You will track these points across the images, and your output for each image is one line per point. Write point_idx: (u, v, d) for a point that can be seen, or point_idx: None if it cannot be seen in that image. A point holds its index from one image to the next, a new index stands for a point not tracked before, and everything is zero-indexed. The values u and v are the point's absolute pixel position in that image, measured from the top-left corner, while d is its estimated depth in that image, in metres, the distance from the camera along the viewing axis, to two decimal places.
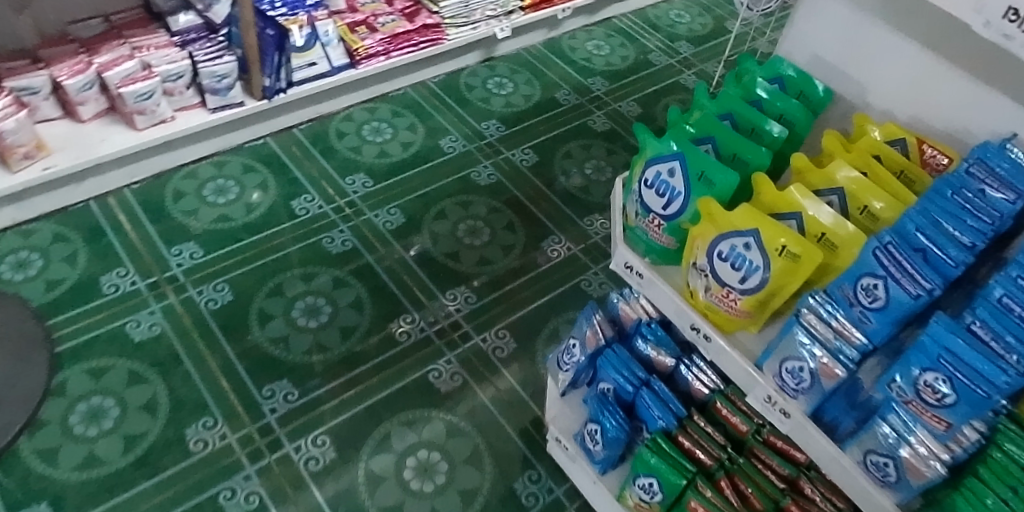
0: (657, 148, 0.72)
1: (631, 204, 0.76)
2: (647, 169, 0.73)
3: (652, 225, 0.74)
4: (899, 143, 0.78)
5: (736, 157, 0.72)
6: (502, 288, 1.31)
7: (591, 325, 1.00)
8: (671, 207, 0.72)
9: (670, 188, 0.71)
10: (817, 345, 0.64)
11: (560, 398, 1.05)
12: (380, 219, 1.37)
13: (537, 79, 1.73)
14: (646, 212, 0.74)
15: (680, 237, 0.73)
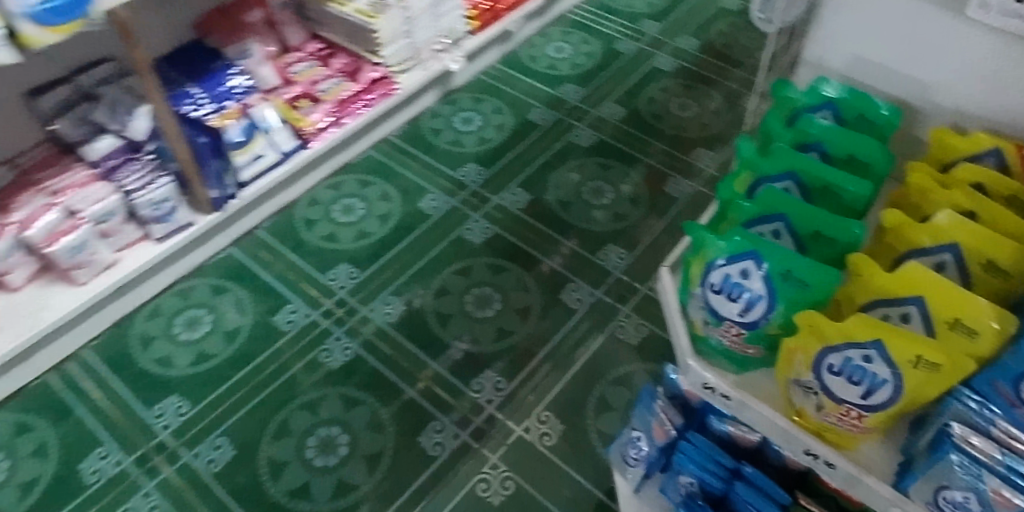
0: (721, 245, 0.57)
1: (692, 309, 0.61)
2: (711, 271, 0.57)
3: (728, 333, 0.58)
4: (993, 154, 0.60)
5: (818, 234, 0.58)
6: (531, 361, 1.17)
7: (655, 414, 0.85)
8: (753, 313, 0.56)
9: (745, 291, 0.56)
10: (984, 471, 0.49)
11: (634, 496, 0.92)
12: (376, 313, 1.23)
13: (505, 103, 1.57)
14: (717, 320, 0.58)
15: (765, 343, 0.58)
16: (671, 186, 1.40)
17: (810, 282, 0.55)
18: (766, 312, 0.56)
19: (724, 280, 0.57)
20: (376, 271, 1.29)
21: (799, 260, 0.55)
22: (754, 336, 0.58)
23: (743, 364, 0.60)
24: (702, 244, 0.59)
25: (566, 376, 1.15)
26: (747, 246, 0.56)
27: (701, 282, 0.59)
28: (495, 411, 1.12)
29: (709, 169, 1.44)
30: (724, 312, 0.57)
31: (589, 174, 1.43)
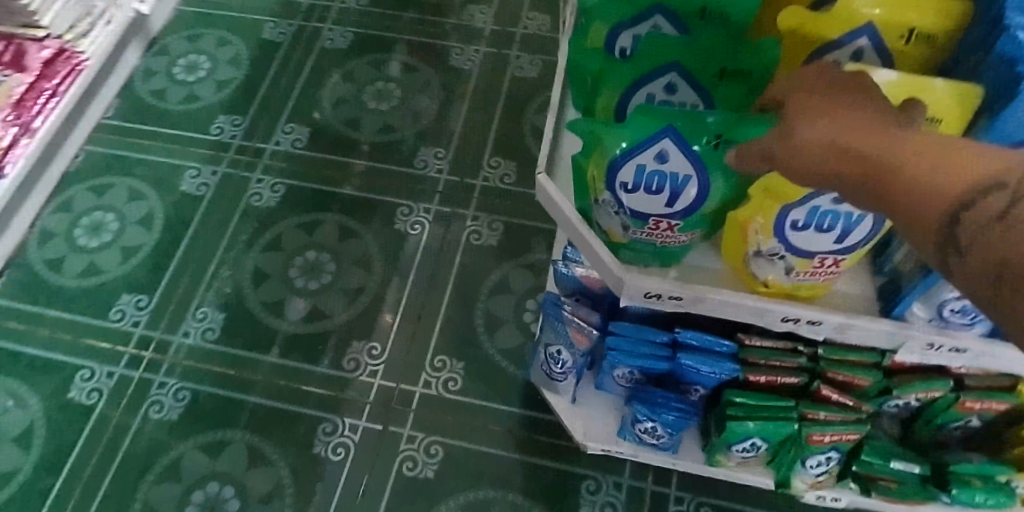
0: (621, 131, 0.44)
1: (605, 216, 0.49)
2: (618, 168, 0.45)
3: (655, 231, 0.48)
4: None
5: (722, 71, 0.47)
6: (397, 310, 1.02)
7: (568, 324, 0.75)
8: (683, 199, 0.46)
9: (666, 178, 0.45)
10: None
11: (574, 406, 0.83)
12: (193, 335, 1.00)
13: (230, 29, 1.27)
14: (641, 221, 0.47)
15: (704, 224, 0.48)
16: (455, 59, 1.22)
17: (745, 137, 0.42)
18: (699, 193, 0.45)
19: (638, 172, 0.45)
20: (170, 287, 1.04)
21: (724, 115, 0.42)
22: (691, 223, 0.47)
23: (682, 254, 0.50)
24: (593, 136, 0.46)
25: (442, 310, 1.02)
26: (655, 120, 0.43)
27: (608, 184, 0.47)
28: (384, 382, 0.97)
29: (488, 23, 1.26)
30: (646, 209, 0.46)
31: (364, 77, 1.21)
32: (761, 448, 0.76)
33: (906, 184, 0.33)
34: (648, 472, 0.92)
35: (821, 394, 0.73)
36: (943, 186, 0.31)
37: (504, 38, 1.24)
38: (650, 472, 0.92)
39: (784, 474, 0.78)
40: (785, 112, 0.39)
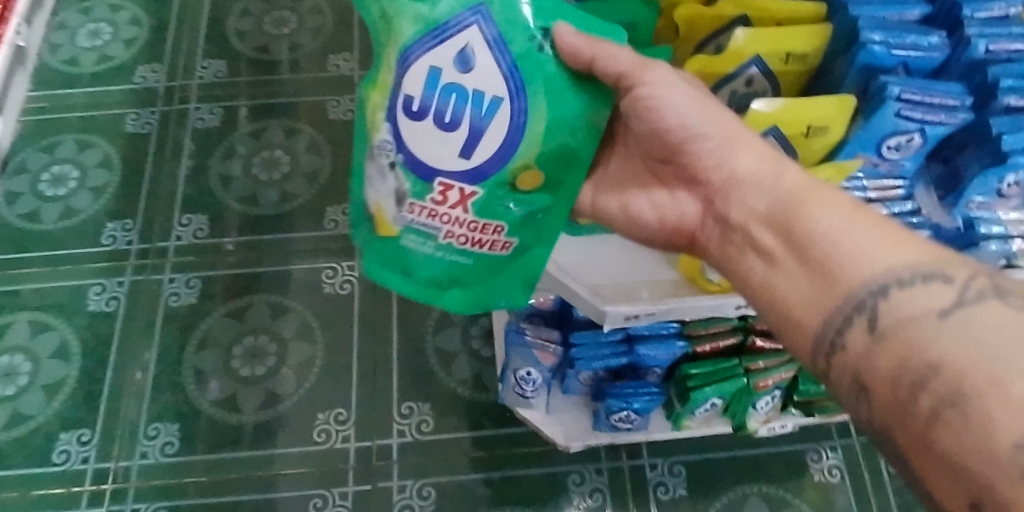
0: (416, 17, 0.45)
1: (390, 183, 0.50)
2: (407, 71, 0.46)
3: (432, 209, 0.49)
4: None
5: None
6: (351, 370, 1.04)
7: (534, 346, 0.82)
8: (473, 144, 0.46)
9: (463, 101, 0.46)
10: None
11: (549, 414, 0.91)
12: (151, 453, 0.98)
13: (88, 130, 1.20)
14: (421, 188, 0.49)
15: (507, 217, 0.50)
16: (332, 112, 1.23)
17: (565, 87, 0.46)
18: (503, 146, 0.46)
19: (431, 75, 0.45)
20: (111, 412, 1.00)
21: (544, 7, 0.45)
22: (488, 197, 0.48)
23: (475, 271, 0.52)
24: (385, 21, 0.47)
25: (394, 359, 1.05)
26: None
27: (395, 101, 0.47)
28: (359, 443, 0.99)
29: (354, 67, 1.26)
30: (429, 153, 0.47)
31: (246, 150, 1.20)
32: (718, 404, 0.86)
33: (821, 236, 0.42)
34: (622, 449, 1.00)
35: (755, 346, 0.85)
36: (861, 261, 0.40)
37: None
38: (622, 448, 1.00)
39: (740, 418, 0.88)
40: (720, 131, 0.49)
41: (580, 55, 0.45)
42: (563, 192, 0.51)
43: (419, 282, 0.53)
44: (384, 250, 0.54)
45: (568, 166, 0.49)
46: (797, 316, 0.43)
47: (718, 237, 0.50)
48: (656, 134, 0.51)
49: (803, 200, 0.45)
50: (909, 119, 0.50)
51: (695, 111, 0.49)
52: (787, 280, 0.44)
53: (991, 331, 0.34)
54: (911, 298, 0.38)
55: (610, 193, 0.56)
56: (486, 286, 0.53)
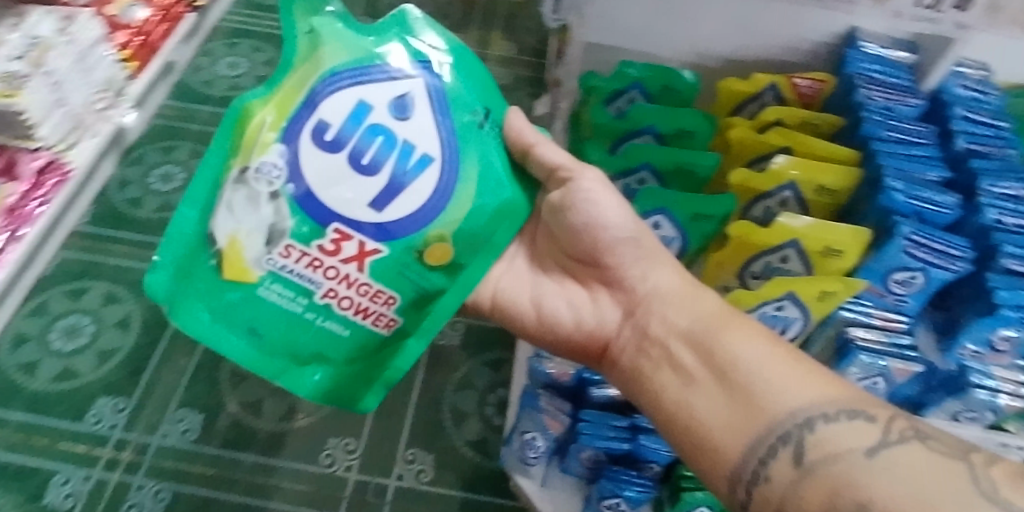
0: (348, 55, 0.58)
1: (266, 220, 0.58)
2: (327, 101, 0.57)
3: (312, 265, 0.59)
4: (773, 88, 0.94)
5: (695, 214, 0.84)
6: (371, 406, 1.10)
7: (544, 411, 0.91)
8: (389, 190, 0.58)
9: (381, 151, 0.58)
10: (886, 356, 0.74)
11: (543, 489, 0.95)
12: (172, 436, 1.04)
13: (205, 144, 1.36)
14: (320, 230, 0.58)
15: (399, 289, 0.60)
16: None
17: (494, 164, 0.61)
18: (420, 207, 0.59)
19: (358, 112, 0.57)
20: (147, 388, 1.08)
21: (467, 92, 0.60)
22: (392, 258, 0.59)
23: (343, 343, 0.62)
24: (312, 40, 0.58)
25: (412, 405, 1.11)
26: (403, 53, 0.59)
27: (302, 124, 0.57)
28: (360, 475, 1.04)
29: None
30: (336, 191, 0.58)
31: None
32: None
33: (750, 376, 0.57)
34: None
35: None
36: (778, 399, 0.55)
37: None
38: None
39: None
40: (645, 249, 0.68)
41: (523, 139, 0.62)
42: (456, 278, 0.62)
43: (266, 338, 0.61)
44: (232, 296, 0.60)
45: (472, 252, 0.61)
46: (717, 441, 0.57)
47: (637, 351, 0.66)
48: (586, 244, 0.68)
49: (723, 337, 0.61)
50: (915, 257, 0.75)
51: (618, 219, 0.67)
52: (709, 406, 0.58)
53: (908, 473, 0.45)
54: (835, 433, 0.51)
55: (525, 291, 0.72)
56: (342, 359, 0.63)
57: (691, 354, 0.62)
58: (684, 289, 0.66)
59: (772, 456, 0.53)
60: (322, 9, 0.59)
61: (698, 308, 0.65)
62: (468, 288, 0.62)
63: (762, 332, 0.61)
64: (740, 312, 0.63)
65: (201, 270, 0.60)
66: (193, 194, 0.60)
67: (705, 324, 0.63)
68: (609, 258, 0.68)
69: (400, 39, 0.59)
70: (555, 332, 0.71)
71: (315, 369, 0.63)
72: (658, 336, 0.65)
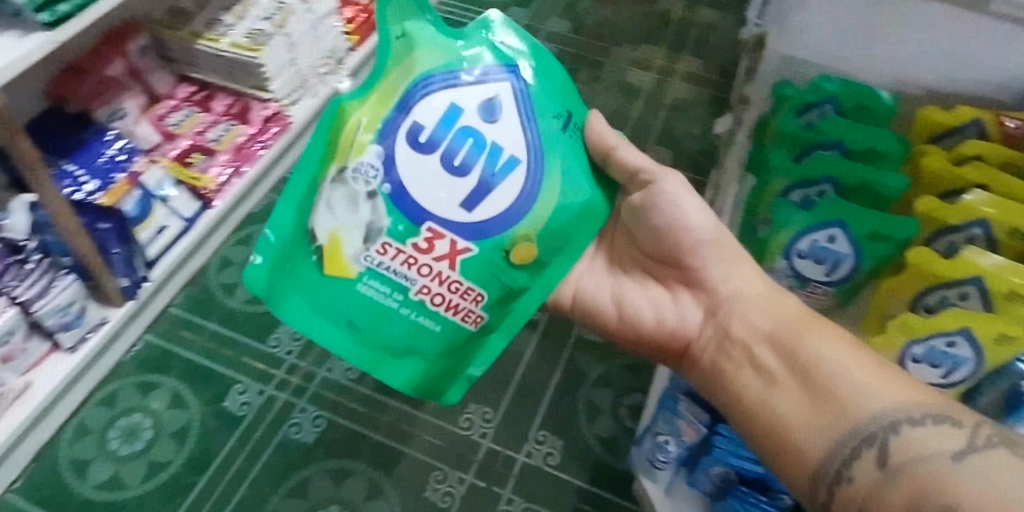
0: (439, 58, 0.60)
1: (364, 218, 0.60)
2: (419, 103, 0.59)
3: (408, 262, 0.60)
4: (978, 123, 0.90)
5: (876, 233, 0.86)
6: (511, 384, 1.16)
7: (684, 417, 0.91)
8: (479, 190, 0.59)
9: (470, 152, 0.59)
10: None
11: (666, 497, 0.97)
12: (336, 372, 1.14)
13: None
14: (413, 231, 0.60)
15: (488, 286, 0.62)
16: None
17: (574, 166, 0.62)
18: (508, 207, 0.60)
19: (449, 114, 0.59)
20: None
21: (549, 97, 0.61)
22: (481, 257, 0.60)
23: (438, 338, 0.63)
24: (404, 45, 0.61)
25: (550, 389, 1.16)
26: (491, 56, 0.60)
27: (397, 124, 0.59)
28: (492, 444, 1.10)
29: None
30: (430, 191, 0.59)
31: None
32: None
33: (829, 381, 0.59)
34: None
35: None
36: (857, 405, 0.58)
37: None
38: None
39: None
40: (721, 250, 0.69)
41: (605, 141, 0.64)
42: (538, 276, 0.63)
43: (364, 334, 0.63)
44: (336, 290, 0.62)
45: (555, 252, 0.63)
46: (799, 441, 0.59)
47: (718, 352, 0.67)
48: (665, 243, 0.69)
49: (802, 340, 0.62)
50: None
51: (696, 223, 0.68)
52: (792, 407, 0.60)
53: (995, 478, 0.49)
54: (922, 435, 0.54)
55: (605, 291, 0.74)
56: (434, 355, 0.64)
57: (773, 355, 0.63)
58: (763, 289, 0.68)
59: (856, 458, 0.57)
60: (415, 13, 0.61)
61: (778, 308, 0.66)
62: (547, 287, 0.64)
63: (843, 334, 0.62)
64: (819, 314, 0.65)
65: (306, 267, 0.63)
66: (290, 193, 0.64)
67: (782, 328, 0.64)
68: (690, 259, 0.69)
69: (487, 42, 0.61)
70: (634, 329, 0.72)
71: (409, 364, 0.65)
72: (740, 336, 0.66)
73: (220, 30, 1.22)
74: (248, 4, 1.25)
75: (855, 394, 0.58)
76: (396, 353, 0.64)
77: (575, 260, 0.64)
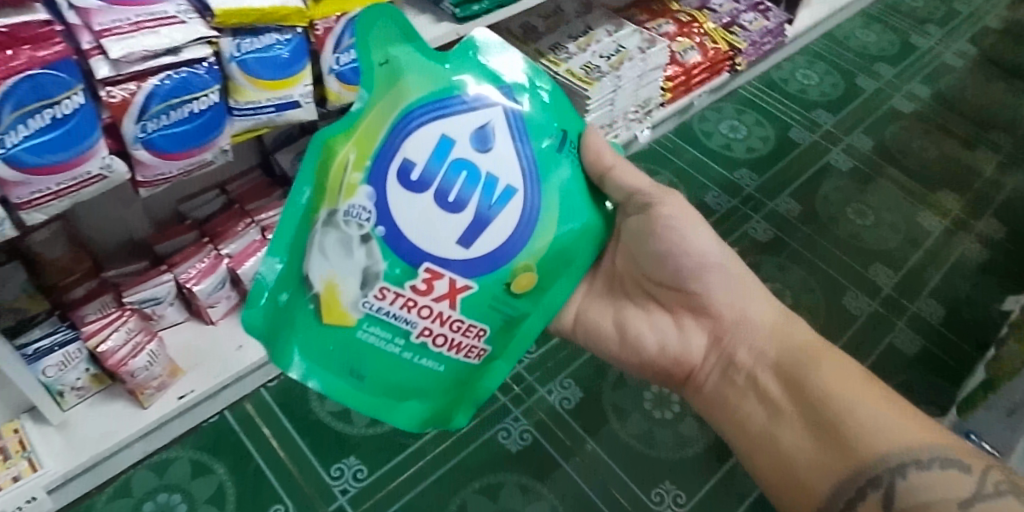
0: (428, 87, 0.60)
1: (360, 262, 0.59)
2: (409, 140, 0.59)
3: (405, 304, 0.60)
4: None
5: None
6: (712, 478, 1.13)
7: None
8: (477, 224, 0.59)
9: (462, 187, 0.59)
10: None
11: None
12: (554, 396, 1.19)
13: (680, 179, 1.57)
14: (410, 274, 0.59)
15: (488, 320, 0.62)
16: (848, 300, 1.42)
17: (571, 189, 0.63)
18: (508, 238, 0.60)
19: (440, 149, 0.59)
20: (553, 349, 1.25)
21: (540, 119, 0.62)
22: (481, 292, 0.60)
23: (438, 377, 0.63)
24: (389, 73, 0.60)
25: (749, 499, 1.12)
26: (480, 81, 0.61)
27: (389, 162, 0.59)
28: None
29: (872, 303, 1.42)
30: (428, 231, 0.58)
31: (765, 275, 1.43)
32: None
33: (836, 414, 0.62)
34: None
35: None
36: (864, 443, 0.60)
37: (883, 323, 1.40)
38: None
39: None
40: (726, 273, 0.72)
41: (602, 161, 0.65)
42: (538, 303, 0.64)
43: (371, 381, 0.62)
44: (331, 337, 0.61)
45: (552, 277, 0.64)
46: (807, 480, 0.62)
47: (724, 378, 0.71)
48: (669, 270, 0.71)
49: (810, 381, 0.65)
50: None
51: (696, 252, 0.70)
52: (797, 443, 0.64)
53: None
54: (928, 481, 0.57)
55: (607, 315, 0.76)
56: (439, 394, 0.64)
57: (779, 386, 0.67)
58: (772, 317, 0.71)
59: (862, 498, 0.59)
60: (398, 42, 0.61)
61: (790, 338, 0.69)
62: (548, 310, 0.65)
63: (854, 370, 0.65)
64: (828, 341, 0.68)
65: (303, 315, 0.61)
66: (278, 242, 0.62)
67: (791, 365, 0.67)
68: (694, 285, 0.71)
69: (475, 65, 0.61)
70: (638, 355, 0.75)
71: (415, 405, 0.64)
72: (746, 365, 0.69)
73: (561, 55, 1.34)
74: (593, 40, 1.38)
75: (863, 433, 0.60)
76: (405, 395, 0.64)
77: (574, 282, 0.66)
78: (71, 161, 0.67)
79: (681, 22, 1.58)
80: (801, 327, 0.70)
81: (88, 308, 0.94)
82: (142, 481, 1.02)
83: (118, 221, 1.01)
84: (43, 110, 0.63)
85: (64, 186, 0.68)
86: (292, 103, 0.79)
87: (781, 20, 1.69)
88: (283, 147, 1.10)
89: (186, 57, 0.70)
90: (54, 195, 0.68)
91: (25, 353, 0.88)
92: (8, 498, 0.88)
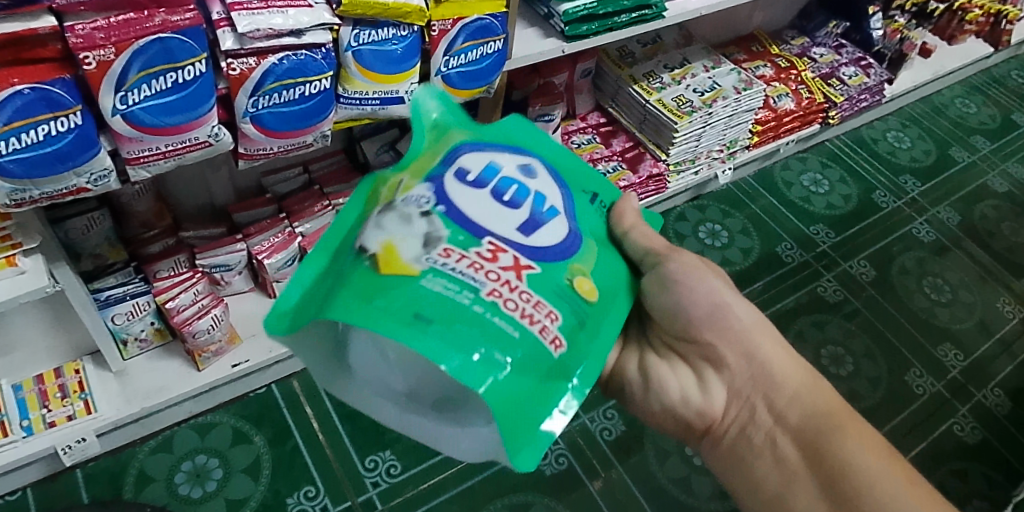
0: (477, 137, 0.59)
1: (420, 230, 0.49)
2: (464, 157, 0.55)
3: (473, 264, 0.48)
4: None
5: None
6: None
7: None
8: (533, 222, 0.52)
9: (516, 191, 0.53)
10: None
11: None
12: (595, 424, 1.17)
13: (754, 226, 1.53)
14: (472, 242, 0.49)
15: (561, 307, 0.50)
16: (911, 377, 1.36)
17: (606, 248, 0.59)
18: (564, 243, 0.53)
19: (492, 168, 0.54)
20: None
21: (578, 186, 0.61)
22: (549, 279, 0.50)
23: (516, 353, 0.46)
24: (439, 133, 0.60)
25: None
26: (523, 145, 0.60)
27: (444, 170, 0.54)
28: None
29: (935, 384, 1.36)
30: (487, 213, 0.51)
31: (828, 336, 1.39)
32: None
33: (854, 488, 0.58)
34: None
35: None
36: None
37: (945, 406, 1.34)
38: None
39: None
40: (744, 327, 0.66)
41: (624, 221, 0.63)
42: (597, 330, 0.54)
43: (437, 334, 0.44)
44: (381, 291, 0.46)
45: (606, 311, 0.55)
46: None
47: (743, 437, 0.65)
48: (682, 319, 0.66)
49: (831, 450, 0.60)
50: None
51: (705, 298, 0.66)
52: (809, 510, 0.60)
53: None
54: None
55: (632, 361, 0.71)
56: (518, 374, 0.46)
57: (797, 450, 0.62)
58: (799, 376, 0.65)
59: None
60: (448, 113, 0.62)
61: (814, 401, 0.63)
62: (604, 347, 0.55)
63: (877, 441, 0.60)
64: (850, 407, 0.63)
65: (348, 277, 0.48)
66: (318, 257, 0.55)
67: (811, 431, 0.62)
68: (709, 333, 0.66)
69: (518, 134, 0.62)
70: (660, 400, 0.69)
71: (489, 373, 0.45)
72: (766, 423, 0.64)
73: (655, 84, 1.32)
74: (688, 73, 1.35)
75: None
76: (480, 357, 0.45)
77: (620, 323, 0.57)
78: (183, 125, 0.70)
79: (780, 67, 1.56)
80: (826, 390, 0.64)
81: (161, 265, 0.98)
82: (183, 440, 1.04)
83: (203, 186, 1.04)
84: (166, 73, 0.67)
85: (171, 147, 0.72)
86: (398, 99, 0.82)
87: (882, 78, 1.64)
88: (369, 137, 1.10)
89: (308, 40, 0.71)
90: (161, 155, 0.72)
91: (97, 299, 0.91)
92: (60, 433, 0.93)
